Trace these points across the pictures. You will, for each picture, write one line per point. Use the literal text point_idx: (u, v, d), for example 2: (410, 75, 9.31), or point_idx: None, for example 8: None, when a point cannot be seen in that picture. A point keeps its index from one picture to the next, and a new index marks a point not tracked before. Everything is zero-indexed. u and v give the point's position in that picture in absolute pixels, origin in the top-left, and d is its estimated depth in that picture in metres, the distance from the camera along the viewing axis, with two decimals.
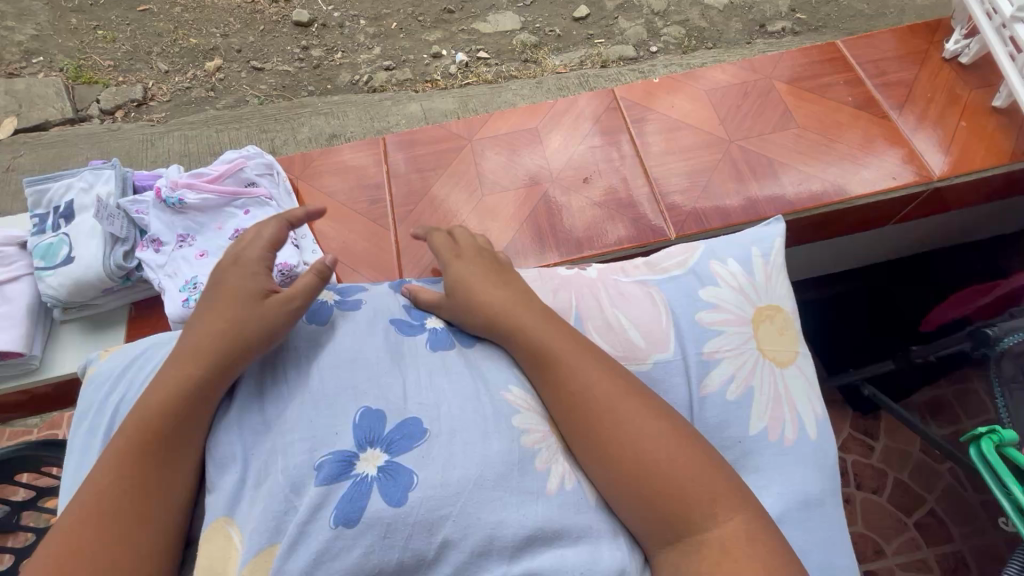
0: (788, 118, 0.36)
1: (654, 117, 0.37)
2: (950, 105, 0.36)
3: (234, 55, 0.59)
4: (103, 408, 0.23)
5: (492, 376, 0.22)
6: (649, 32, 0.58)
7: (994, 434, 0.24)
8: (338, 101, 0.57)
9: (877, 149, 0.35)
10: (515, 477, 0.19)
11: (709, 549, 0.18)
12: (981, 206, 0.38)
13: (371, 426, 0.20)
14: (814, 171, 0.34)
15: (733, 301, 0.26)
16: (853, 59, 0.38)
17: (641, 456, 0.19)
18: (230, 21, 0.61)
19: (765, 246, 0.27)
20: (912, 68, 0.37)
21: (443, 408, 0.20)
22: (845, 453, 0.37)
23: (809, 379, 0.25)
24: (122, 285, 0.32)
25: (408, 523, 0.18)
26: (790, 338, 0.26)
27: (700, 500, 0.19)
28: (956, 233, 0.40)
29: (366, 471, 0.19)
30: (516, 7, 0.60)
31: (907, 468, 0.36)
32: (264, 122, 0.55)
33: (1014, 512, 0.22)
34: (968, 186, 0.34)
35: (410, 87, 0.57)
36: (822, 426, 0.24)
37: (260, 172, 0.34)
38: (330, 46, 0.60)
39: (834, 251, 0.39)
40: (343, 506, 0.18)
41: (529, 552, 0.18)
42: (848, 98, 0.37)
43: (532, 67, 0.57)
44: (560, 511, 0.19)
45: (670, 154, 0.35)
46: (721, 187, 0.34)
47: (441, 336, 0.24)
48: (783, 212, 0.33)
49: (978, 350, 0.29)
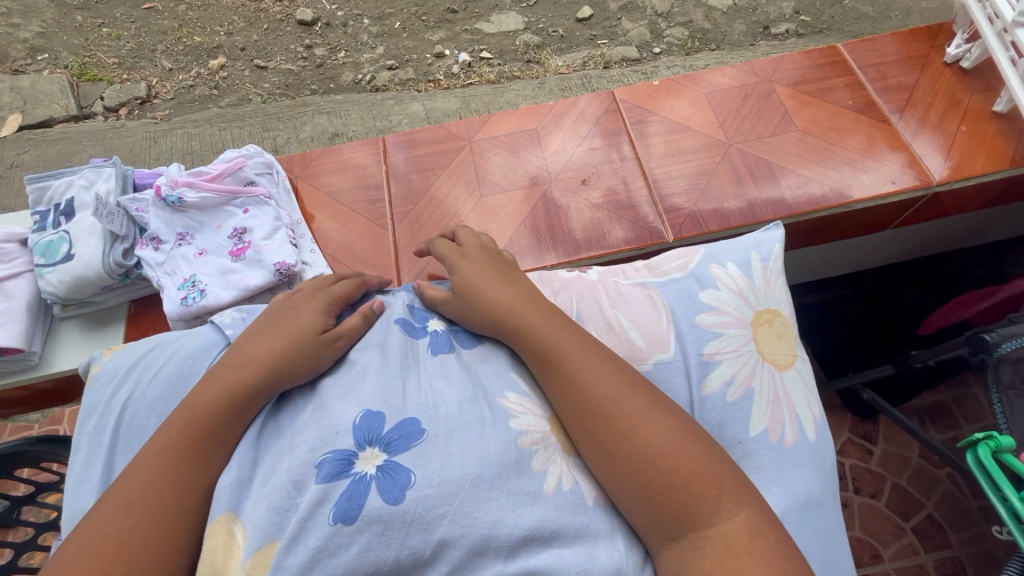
0: (787, 122, 0.36)
1: (654, 119, 0.37)
2: (951, 109, 0.35)
3: (238, 54, 0.60)
4: (109, 407, 0.23)
5: (490, 381, 0.22)
6: (652, 33, 0.58)
7: (991, 440, 0.24)
8: (341, 100, 0.57)
9: (876, 153, 0.34)
10: (512, 478, 0.19)
11: (711, 546, 0.18)
12: (984, 210, 0.38)
13: (370, 426, 0.20)
14: (813, 175, 0.34)
15: (734, 303, 0.26)
16: (854, 63, 0.38)
17: (646, 452, 0.19)
18: (234, 19, 0.61)
19: (765, 251, 0.27)
20: (912, 72, 0.37)
21: (441, 410, 0.21)
22: (844, 457, 0.37)
23: (808, 381, 0.25)
24: (121, 283, 0.32)
25: (405, 521, 0.18)
26: (790, 342, 0.26)
27: (705, 496, 0.19)
28: (958, 238, 0.40)
29: (364, 470, 0.19)
30: (520, 7, 0.60)
31: (906, 473, 0.36)
32: (267, 120, 0.55)
33: (1011, 519, 0.22)
34: (968, 190, 0.34)
35: (413, 86, 0.57)
36: (821, 428, 0.24)
37: (259, 171, 0.34)
38: (333, 45, 0.60)
39: (835, 255, 0.39)
40: (341, 504, 0.18)
41: (526, 551, 0.18)
42: (847, 102, 0.37)
43: (535, 67, 0.57)
44: (557, 511, 0.19)
45: (669, 156, 0.35)
46: (720, 190, 0.34)
47: (441, 340, 0.24)
48: (783, 215, 0.33)
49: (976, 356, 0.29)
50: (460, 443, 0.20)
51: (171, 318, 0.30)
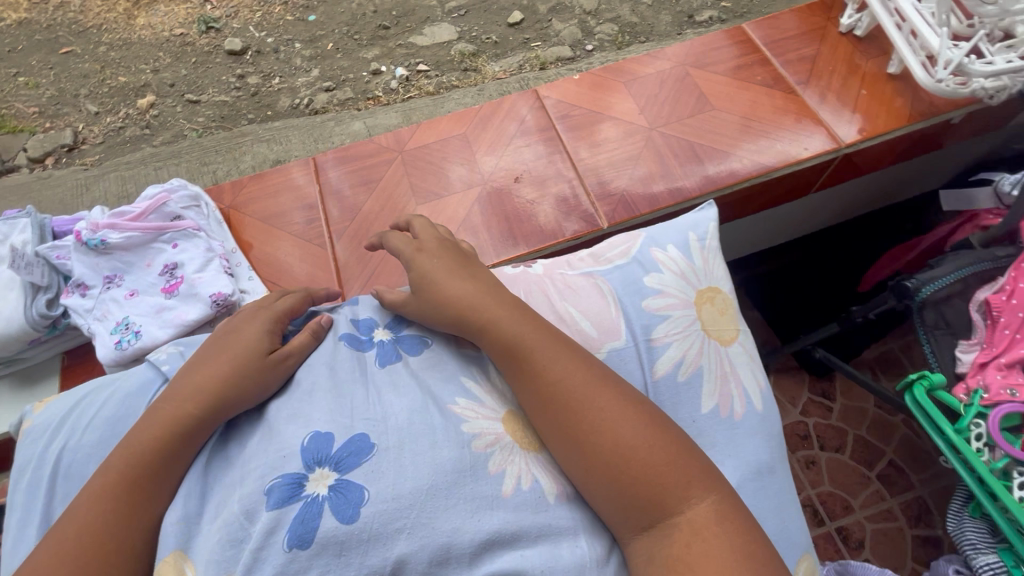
0: (703, 102, 0.38)
1: (579, 112, 0.38)
2: (851, 75, 0.37)
3: (167, 90, 0.58)
4: (42, 461, 0.22)
5: (439, 389, 0.22)
6: (583, 31, 0.59)
7: (925, 379, 0.27)
8: (280, 126, 0.56)
9: (787, 123, 0.36)
10: (468, 482, 0.19)
11: (682, 535, 0.18)
12: (900, 167, 0.40)
13: (319, 447, 0.20)
14: (733, 149, 0.35)
15: (677, 285, 0.27)
16: (760, 41, 0.40)
17: (619, 444, 0.20)
18: (160, 56, 0.60)
19: (702, 231, 0.28)
20: (814, 44, 0.39)
21: (390, 422, 0.20)
22: (807, 417, 0.38)
23: (752, 354, 0.26)
24: (48, 335, 0.31)
25: (361, 539, 0.18)
26: (732, 318, 0.27)
27: (675, 484, 0.19)
28: (883, 197, 0.42)
29: (316, 491, 0.19)
30: (451, 18, 0.61)
31: (865, 424, 0.37)
32: (204, 154, 0.54)
33: (946, 447, 0.26)
34: (877, 149, 0.36)
35: (353, 105, 0.57)
36: (767, 398, 0.25)
37: (186, 205, 0.33)
38: (266, 72, 0.59)
39: (770, 224, 0.41)
40: (295, 529, 0.18)
41: (489, 555, 0.18)
42: (758, 78, 0.38)
43: (472, 75, 0.57)
44: (517, 512, 0.19)
45: (597, 147, 0.36)
46: (648, 174, 0.35)
47: (388, 348, 0.24)
48: (708, 191, 0.34)
49: (901, 302, 0.30)
50: (418, 455, 0.20)
51: (106, 364, 0.29)
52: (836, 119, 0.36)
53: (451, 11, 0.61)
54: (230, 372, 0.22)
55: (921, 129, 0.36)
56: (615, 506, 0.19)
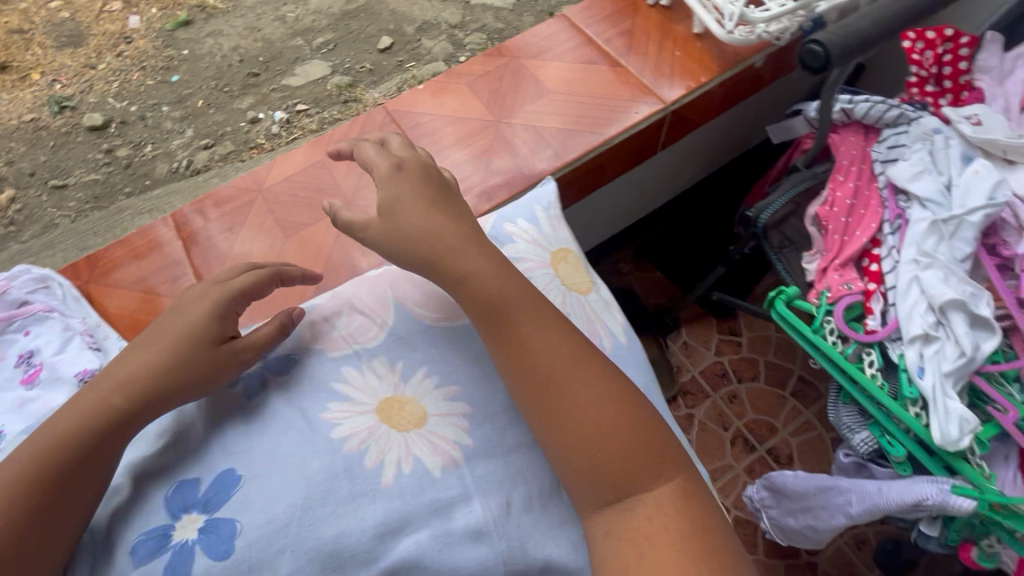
0: (540, 88, 0.41)
1: (426, 118, 0.41)
2: (665, 42, 0.42)
3: (28, 179, 0.54)
4: None
5: (309, 405, 0.26)
6: (454, 45, 0.60)
7: (784, 293, 0.35)
8: (161, 195, 0.54)
9: (618, 96, 0.40)
10: (344, 483, 0.24)
11: (641, 512, 0.23)
12: (733, 112, 0.45)
13: (188, 494, 0.24)
14: (571, 129, 0.39)
15: (534, 251, 0.31)
16: (582, 23, 0.44)
17: (600, 422, 0.24)
18: (13, 145, 0.56)
19: (545, 202, 0.33)
20: (629, 18, 0.43)
21: (253, 455, 0.25)
22: (724, 356, 0.49)
23: (606, 299, 0.31)
24: None
25: (242, 561, 0.22)
26: (584, 270, 0.31)
27: (647, 463, 0.24)
28: (726, 141, 0.48)
29: (189, 535, 0.23)
30: (321, 54, 0.60)
31: (771, 350, 0.49)
32: (82, 240, 0.51)
33: (811, 342, 0.34)
34: (701, 101, 0.40)
35: (236, 158, 0.55)
36: (629, 332, 0.31)
37: (32, 287, 0.33)
38: (136, 141, 0.56)
39: (634, 185, 0.46)
40: (175, 562, 0.22)
41: (382, 545, 0.23)
42: (587, 59, 0.42)
43: (353, 106, 0.57)
44: (399, 499, 0.24)
45: (450, 147, 0.39)
46: (499, 163, 0.38)
47: (254, 378, 0.27)
48: (555, 167, 0.37)
49: (749, 230, 0.38)
50: (284, 469, 0.24)
51: None
52: (659, 78, 0.40)
53: (319, 46, 0.61)
54: (101, 422, 0.24)
55: (733, 76, 0.40)
56: (585, 471, 0.24)
